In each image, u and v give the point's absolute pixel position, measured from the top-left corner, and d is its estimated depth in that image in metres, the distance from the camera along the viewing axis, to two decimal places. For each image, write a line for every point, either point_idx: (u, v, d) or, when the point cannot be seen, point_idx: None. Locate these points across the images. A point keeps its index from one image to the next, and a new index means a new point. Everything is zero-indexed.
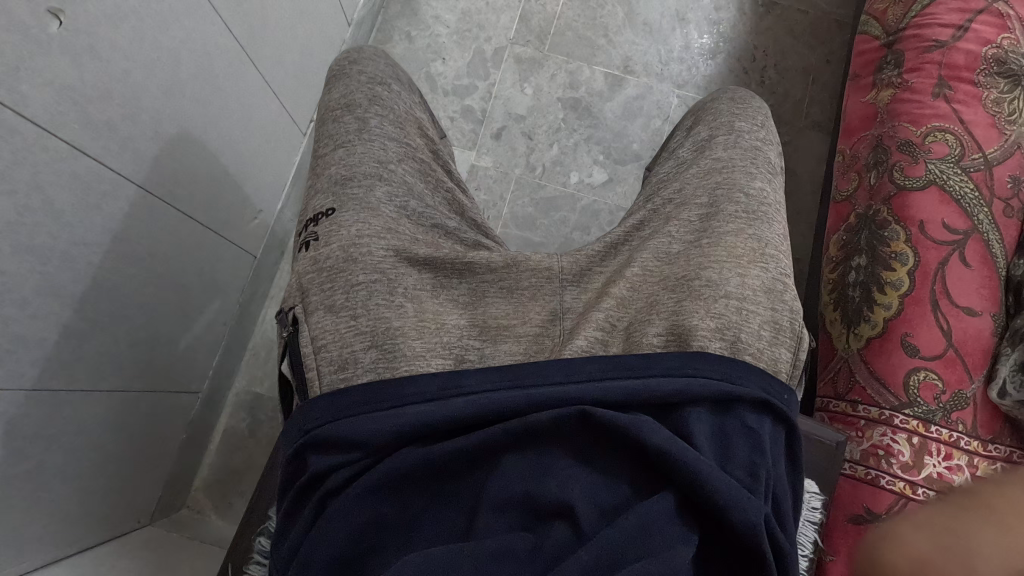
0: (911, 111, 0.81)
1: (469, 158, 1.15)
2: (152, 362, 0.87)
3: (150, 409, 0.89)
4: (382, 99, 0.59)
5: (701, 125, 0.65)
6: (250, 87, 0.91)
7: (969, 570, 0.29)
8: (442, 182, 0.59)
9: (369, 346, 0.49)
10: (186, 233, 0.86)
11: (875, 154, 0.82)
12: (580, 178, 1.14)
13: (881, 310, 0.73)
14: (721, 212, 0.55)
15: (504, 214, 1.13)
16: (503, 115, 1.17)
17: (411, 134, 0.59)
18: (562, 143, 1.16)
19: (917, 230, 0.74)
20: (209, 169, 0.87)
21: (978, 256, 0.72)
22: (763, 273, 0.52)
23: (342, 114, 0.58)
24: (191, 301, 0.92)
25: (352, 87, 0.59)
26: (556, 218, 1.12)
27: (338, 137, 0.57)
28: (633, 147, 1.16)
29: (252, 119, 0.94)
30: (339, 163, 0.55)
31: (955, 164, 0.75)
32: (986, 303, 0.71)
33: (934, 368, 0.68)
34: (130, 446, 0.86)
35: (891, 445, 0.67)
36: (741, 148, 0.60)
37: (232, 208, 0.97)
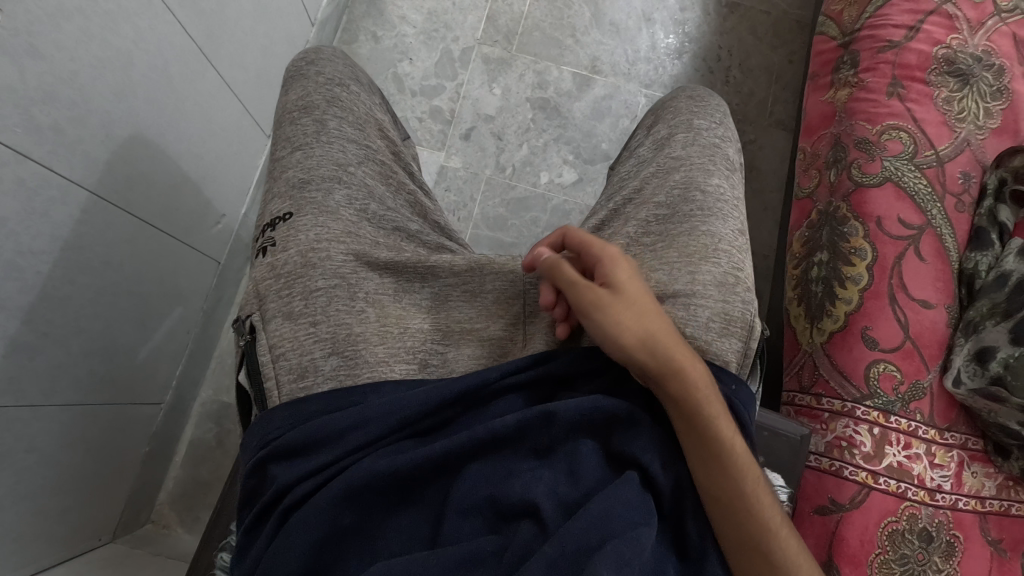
0: (867, 109, 0.82)
1: (438, 158, 1.14)
2: (110, 373, 0.84)
3: (110, 423, 0.87)
4: (340, 99, 0.57)
5: (661, 123, 0.65)
6: (209, 89, 0.88)
7: (601, 262, 0.49)
8: (404, 185, 0.58)
9: (330, 354, 0.48)
10: (144, 239, 0.83)
11: (834, 153, 0.84)
12: (551, 178, 1.15)
13: (842, 304, 0.74)
14: (679, 212, 0.56)
15: (475, 214, 1.13)
16: (471, 116, 1.16)
17: (370, 135, 0.58)
18: (531, 143, 1.16)
19: (875, 225, 0.75)
20: (167, 174, 0.85)
21: (932, 250, 0.75)
22: (714, 268, 0.52)
23: (298, 117, 0.56)
24: (151, 309, 0.89)
25: (310, 88, 0.57)
26: (528, 217, 1.13)
27: (295, 138, 0.56)
28: (601, 146, 1.17)
29: (212, 121, 0.92)
30: (295, 166, 0.54)
31: (909, 161, 0.78)
32: (941, 295, 0.73)
33: (892, 359, 0.70)
34: (89, 462, 0.84)
35: (854, 437, 0.68)
36: (700, 146, 0.60)
37: (194, 213, 0.94)
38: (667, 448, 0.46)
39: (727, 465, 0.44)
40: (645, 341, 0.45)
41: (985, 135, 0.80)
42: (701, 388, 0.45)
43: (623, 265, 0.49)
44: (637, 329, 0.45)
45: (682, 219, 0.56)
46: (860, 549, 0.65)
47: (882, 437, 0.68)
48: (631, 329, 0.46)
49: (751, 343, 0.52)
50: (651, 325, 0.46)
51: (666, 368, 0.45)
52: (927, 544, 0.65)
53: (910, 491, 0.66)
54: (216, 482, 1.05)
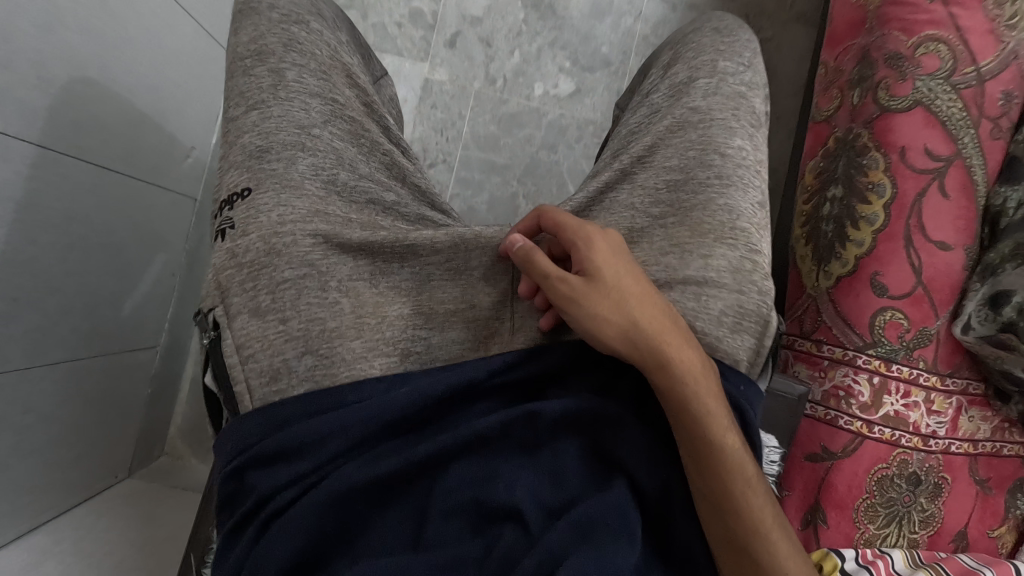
0: (904, 17, 0.72)
1: (422, 70, 1.27)
2: (94, 325, 0.88)
3: (86, 362, 0.88)
4: (299, 43, 0.51)
5: (680, 63, 0.59)
6: (152, 11, 0.87)
7: (577, 243, 0.47)
8: (377, 145, 0.52)
9: (303, 352, 0.46)
10: (106, 188, 0.84)
11: (859, 70, 0.75)
12: (545, 91, 1.29)
13: (853, 247, 0.70)
14: (691, 179, 0.54)
15: (463, 133, 1.28)
16: (456, 20, 1.28)
17: (336, 86, 0.51)
18: (523, 49, 1.29)
19: (897, 156, 0.69)
20: (123, 115, 0.86)
21: (958, 183, 0.69)
22: (734, 251, 0.51)
23: (256, 66, 0.50)
24: (125, 256, 0.93)
25: (262, 28, 0.50)
26: (522, 135, 1.29)
27: (252, 93, 0.50)
28: (599, 51, 1.30)
29: (161, 48, 0.91)
30: (252, 128, 0.49)
31: (944, 81, 0.69)
32: (960, 235, 0.68)
33: (901, 307, 0.67)
34: (72, 406, 0.86)
35: (852, 386, 0.67)
36: (722, 96, 0.57)
37: (157, 151, 0.96)
38: (657, 446, 0.45)
39: (716, 462, 0.43)
40: (625, 333, 0.45)
41: None
42: (689, 377, 0.44)
43: (600, 246, 0.47)
44: (615, 318, 0.45)
45: (698, 189, 0.54)
46: (847, 493, 0.66)
47: (882, 392, 0.66)
48: (613, 320, 0.45)
49: (766, 343, 0.50)
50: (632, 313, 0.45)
51: (649, 360, 0.45)
52: (914, 487, 0.66)
53: (903, 438, 0.66)
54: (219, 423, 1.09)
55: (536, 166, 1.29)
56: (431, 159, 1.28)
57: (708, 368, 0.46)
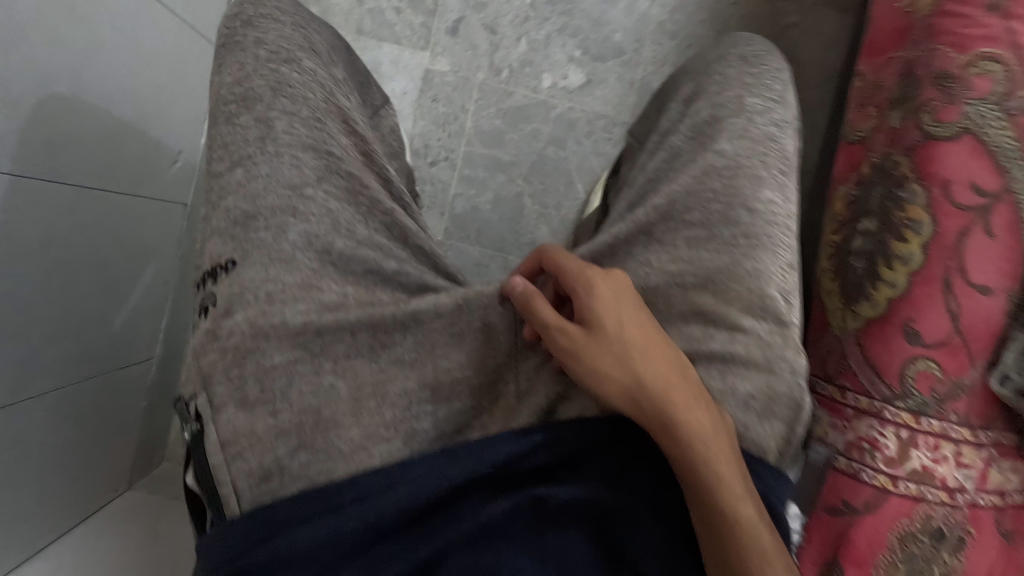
0: (956, 29, 0.65)
1: (423, 60, 1.19)
2: (83, 346, 0.85)
3: (80, 380, 0.86)
4: (290, 87, 0.52)
5: (703, 99, 0.59)
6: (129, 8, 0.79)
7: (575, 291, 0.49)
8: (375, 203, 0.53)
9: (297, 447, 0.44)
10: (87, 208, 0.79)
11: (902, 88, 0.68)
12: (553, 82, 1.21)
13: (886, 287, 0.65)
14: (714, 237, 0.51)
15: (467, 127, 1.21)
16: (459, 4, 1.19)
17: (330, 137, 0.52)
18: (530, 36, 1.20)
19: (940, 191, 0.63)
20: (102, 124, 0.79)
21: (1006, 224, 0.62)
22: (763, 323, 0.48)
23: (242, 116, 0.51)
24: (113, 273, 0.89)
25: (250, 70, 0.53)
26: (528, 129, 1.21)
27: (237, 147, 0.50)
28: (613, 38, 1.21)
29: (142, 48, 0.84)
30: (238, 189, 0.49)
31: (997, 106, 0.62)
32: (1004, 279, 0.63)
33: (936, 357, 0.62)
34: (64, 425, 0.84)
35: (878, 439, 0.64)
36: (751, 140, 0.54)
37: (140, 160, 0.90)
38: (668, 537, 0.44)
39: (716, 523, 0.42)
40: (620, 384, 0.46)
41: None
42: (696, 440, 0.43)
43: (594, 295, 0.48)
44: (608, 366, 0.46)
45: (723, 249, 0.51)
46: (868, 550, 0.62)
47: (910, 447, 0.62)
48: (614, 377, 0.46)
49: (797, 431, 0.46)
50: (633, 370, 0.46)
51: (645, 410, 0.45)
52: (938, 542, 0.63)
53: (930, 493, 0.63)
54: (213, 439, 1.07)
55: (543, 164, 1.22)
56: (432, 156, 1.21)
57: (721, 430, 0.44)
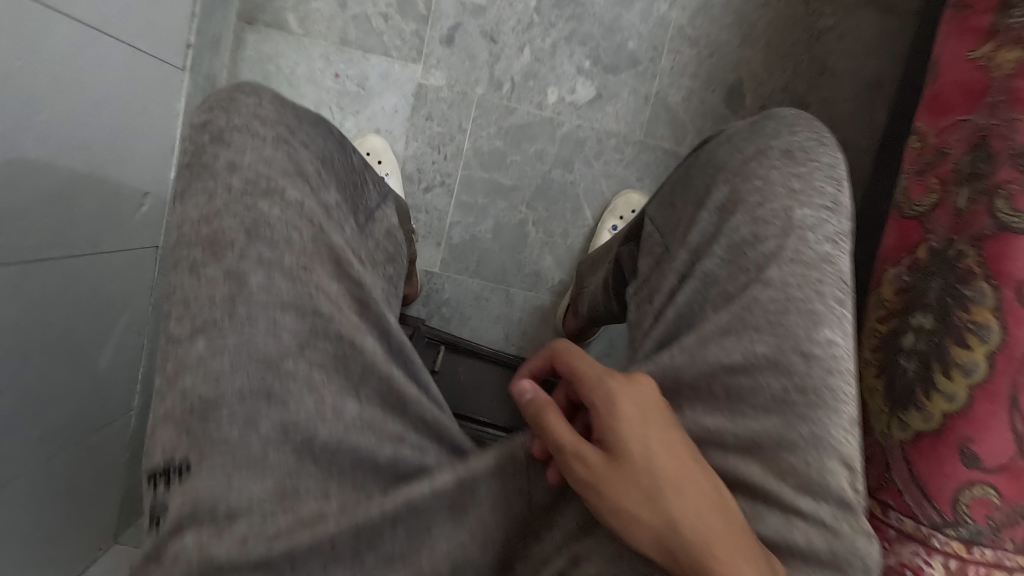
0: None
1: (415, 73, 1.07)
2: (45, 420, 0.79)
3: (51, 451, 0.82)
4: (269, 224, 0.47)
5: (741, 212, 0.54)
6: (69, 48, 0.69)
7: (596, 406, 0.44)
8: (370, 367, 0.46)
9: None
10: (40, 278, 0.72)
11: (970, 162, 0.58)
12: (560, 96, 1.09)
13: (940, 400, 0.57)
14: (759, 391, 0.47)
15: (465, 149, 1.10)
16: (455, 8, 1.06)
17: (316, 291, 0.46)
18: (535, 45, 1.07)
19: (1012, 293, 0.54)
20: (53, 184, 0.71)
21: None
22: (829, 502, 0.43)
23: (209, 266, 0.45)
24: (77, 337, 0.82)
25: (218, 198, 0.47)
26: (532, 150, 1.10)
27: (200, 310, 0.43)
28: (628, 46, 1.08)
29: (90, 90, 0.74)
30: (195, 366, 0.41)
31: None
32: None
33: (994, 483, 0.55)
34: (30, 501, 0.79)
35: (923, 567, 0.59)
36: (800, 266, 0.51)
37: (98, 213, 0.81)
38: None
39: None
40: (655, 533, 0.41)
41: None
42: None
43: (616, 413, 0.43)
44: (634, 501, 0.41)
45: (773, 408, 0.46)
46: None
47: None
48: (642, 520, 0.41)
49: None
50: (659, 505, 0.41)
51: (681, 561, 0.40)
52: None
53: None
54: None
55: (549, 189, 1.11)
56: (427, 181, 1.11)
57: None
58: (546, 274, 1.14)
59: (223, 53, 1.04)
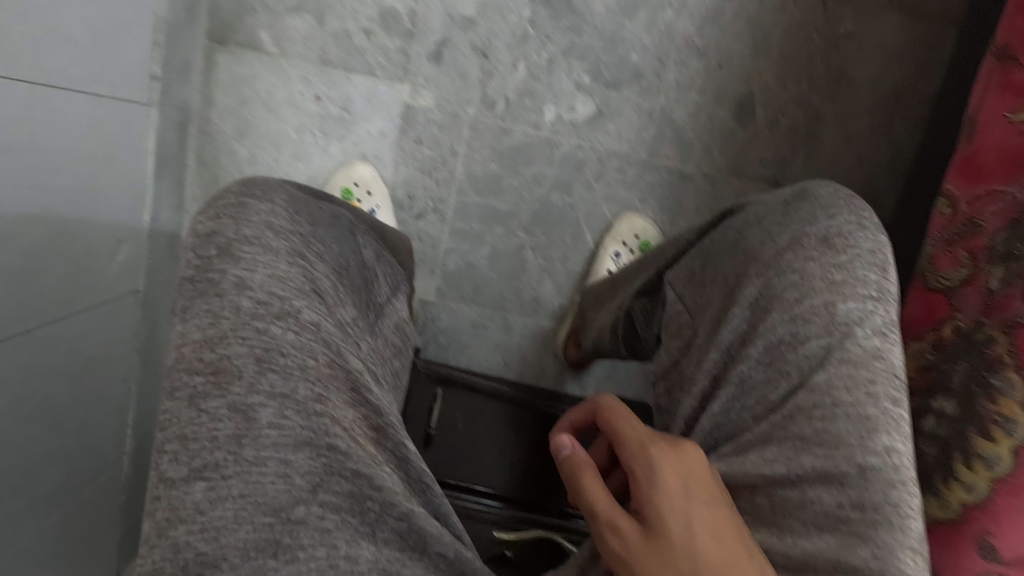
0: None
1: (402, 93, 1.00)
2: (32, 492, 0.76)
3: (38, 519, 0.79)
4: (283, 354, 0.43)
5: (775, 309, 0.54)
6: (16, 111, 0.62)
7: (633, 469, 0.47)
8: (387, 508, 0.43)
9: None
10: (10, 357, 0.68)
11: (1008, 240, 0.56)
12: (558, 114, 1.03)
13: (961, 489, 0.55)
14: (809, 506, 0.47)
15: (457, 173, 1.04)
16: (443, 21, 0.98)
17: (330, 424, 0.42)
18: (530, 60, 1.00)
19: None
20: (14, 258, 0.65)
21: None
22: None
23: (213, 398, 0.41)
24: (59, 403, 0.79)
25: (225, 311, 0.44)
26: (529, 173, 1.04)
27: (200, 449, 0.40)
28: (631, 59, 1.01)
29: (46, 150, 0.68)
30: (193, 516, 0.39)
31: None
32: None
33: None
34: (22, 570, 0.78)
35: None
36: (847, 368, 0.50)
37: (70, 274, 0.76)
38: None
39: None
40: None
41: None
42: None
43: (654, 478, 0.45)
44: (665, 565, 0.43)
45: (823, 525, 0.46)
46: None
47: None
48: None
49: None
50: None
51: None
52: None
53: None
54: None
55: (547, 213, 1.06)
56: (419, 208, 1.05)
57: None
58: (545, 300, 1.11)
59: (194, 76, 0.97)
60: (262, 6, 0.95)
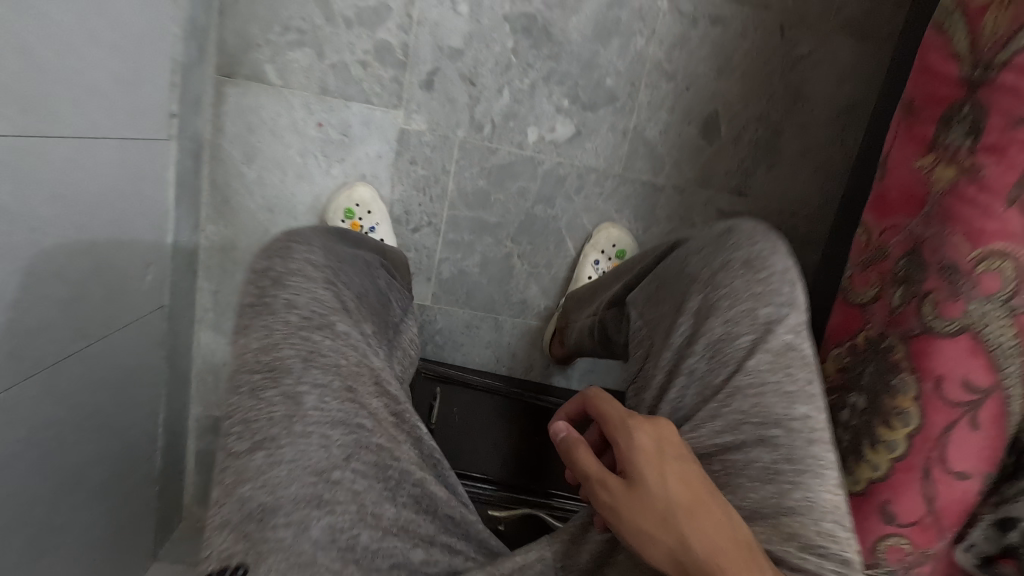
0: (970, 217, 0.61)
1: (397, 119, 1.09)
2: (86, 488, 0.88)
3: (92, 510, 0.90)
4: (323, 354, 0.53)
5: (716, 314, 0.63)
6: (63, 163, 0.71)
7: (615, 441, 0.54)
8: (404, 477, 0.53)
9: None
10: (65, 374, 0.78)
11: (907, 266, 0.67)
12: (539, 135, 1.12)
13: (868, 469, 0.68)
14: (750, 464, 0.53)
15: (450, 190, 1.14)
16: (432, 51, 1.06)
17: (359, 406, 0.52)
18: (513, 86, 1.09)
19: (931, 385, 0.63)
20: (64, 290, 0.75)
21: (993, 416, 0.62)
22: (828, 561, 0.46)
23: (268, 389, 0.50)
24: (104, 411, 0.90)
25: (275, 329, 0.54)
26: (515, 188, 1.15)
27: (261, 425, 0.48)
28: (606, 83, 1.11)
29: (87, 193, 0.77)
30: (255, 475, 0.46)
31: (1002, 304, 0.60)
32: (984, 464, 0.64)
33: (906, 534, 0.66)
34: (83, 553, 0.90)
35: None
36: (772, 354, 0.59)
37: (110, 298, 0.87)
38: None
39: None
40: (673, 554, 0.47)
41: None
42: None
43: (631, 445, 0.52)
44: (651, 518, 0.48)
45: (766, 478, 0.52)
46: None
47: None
48: (657, 537, 0.47)
49: None
50: (674, 524, 0.47)
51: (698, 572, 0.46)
52: None
53: None
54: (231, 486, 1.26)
55: (533, 223, 1.17)
56: (415, 222, 1.16)
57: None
58: (532, 301, 1.22)
59: (205, 108, 1.06)
60: (265, 41, 1.03)
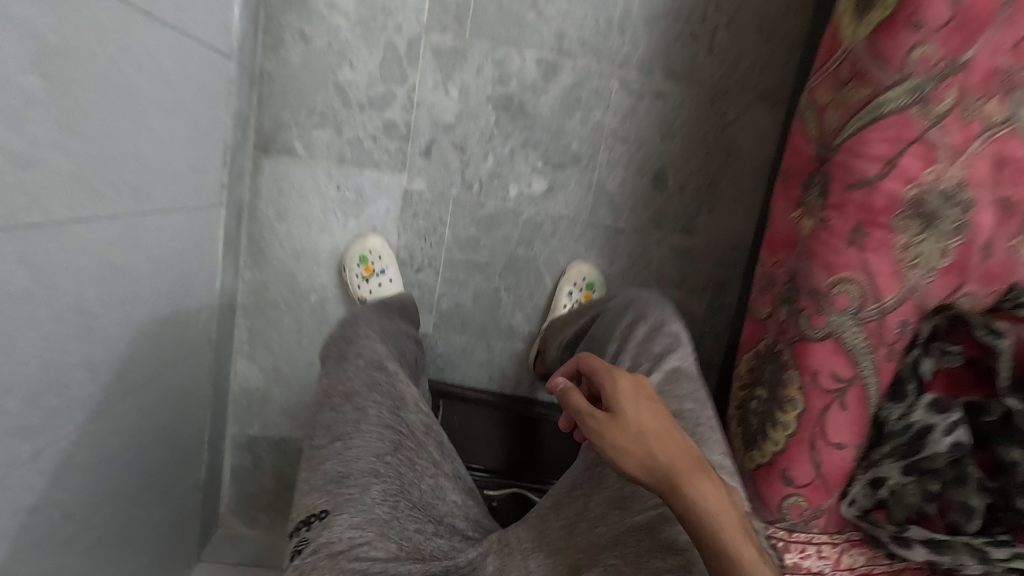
0: (826, 255, 0.85)
1: (402, 180, 1.34)
2: (155, 489, 1.07)
3: (158, 508, 1.10)
4: (380, 384, 0.82)
5: (626, 353, 0.92)
6: (155, 230, 0.93)
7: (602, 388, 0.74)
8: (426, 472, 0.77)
9: None
10: (148, 394, 0.99)
11: (789, 291, 0.91)
12: (519, 190, 1.37)
13: (772, 444, 0.91)
14: None
15: (447, 237, 1.38)
16: (429, 125, 1.31)
17: (404, 418, 0.80)
18: (496, 151, 1.34)
19: (810, 378, 0.86)
20: (150, 327, 0.96)
21: (855, 399, 0.85)
22: None
23: (343, 405, 0.78)
24: (169, 426, 1.10)
25: (351, 371, 0.83)
26: (500, 234, 1.38)
27: (339, 425, 0.75)
28: (571, 147, 1.36)
29: (167, 252, 0.99)
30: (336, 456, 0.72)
31: (853, 317, 0.83)
32: (854, 437, 0.86)
33: (802, 493, 0.88)
34: (151, 544, 1.09)
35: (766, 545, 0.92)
36: (666, 373, 0.85)
37: (178, 333, 1.08)
38: None
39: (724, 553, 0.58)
40: (643, 463, 0.65)
41: (933, 278, 0.84)
42: (700, 498, 0.61)
43: (616, 389, 0.72)
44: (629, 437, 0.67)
45: None
46: None
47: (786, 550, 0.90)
48: (631, 450, 0.66)
49: None
50: (644, 441, 0.66)
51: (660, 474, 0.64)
52: None
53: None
54: (262, 495, 1.46)
55: (516, 262, 1.41)
56: (418, 264, 1.39)
57: (720, 490, 0.62)
58: (518, 327, 1.45)
59: (245, 176, 1.29)
60: (294, 123, 1.28)
